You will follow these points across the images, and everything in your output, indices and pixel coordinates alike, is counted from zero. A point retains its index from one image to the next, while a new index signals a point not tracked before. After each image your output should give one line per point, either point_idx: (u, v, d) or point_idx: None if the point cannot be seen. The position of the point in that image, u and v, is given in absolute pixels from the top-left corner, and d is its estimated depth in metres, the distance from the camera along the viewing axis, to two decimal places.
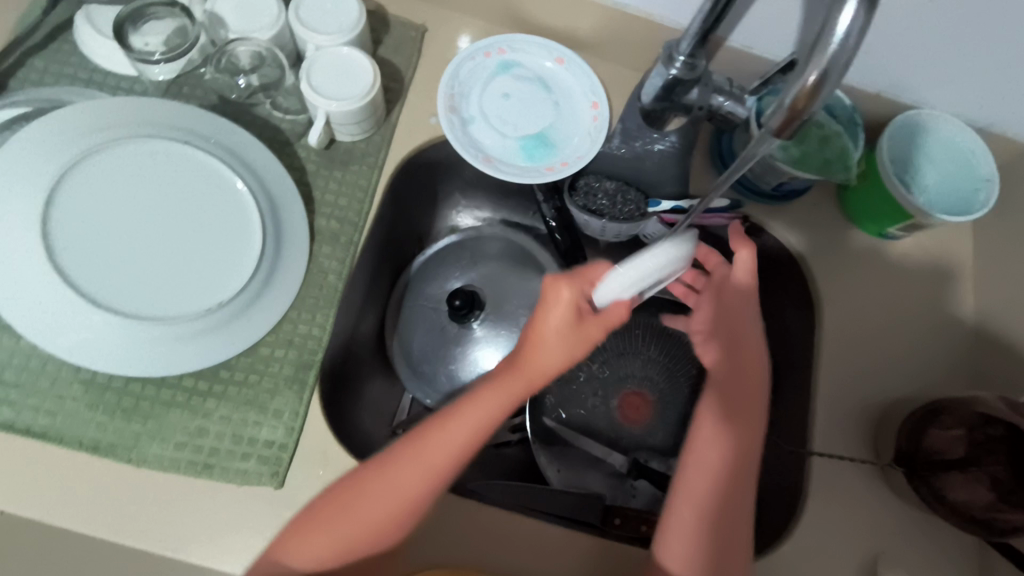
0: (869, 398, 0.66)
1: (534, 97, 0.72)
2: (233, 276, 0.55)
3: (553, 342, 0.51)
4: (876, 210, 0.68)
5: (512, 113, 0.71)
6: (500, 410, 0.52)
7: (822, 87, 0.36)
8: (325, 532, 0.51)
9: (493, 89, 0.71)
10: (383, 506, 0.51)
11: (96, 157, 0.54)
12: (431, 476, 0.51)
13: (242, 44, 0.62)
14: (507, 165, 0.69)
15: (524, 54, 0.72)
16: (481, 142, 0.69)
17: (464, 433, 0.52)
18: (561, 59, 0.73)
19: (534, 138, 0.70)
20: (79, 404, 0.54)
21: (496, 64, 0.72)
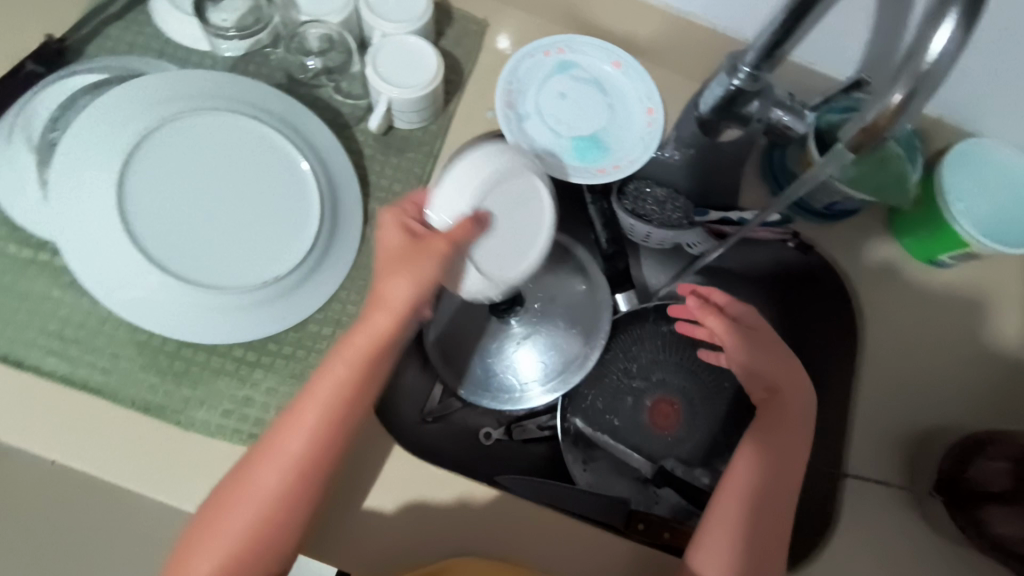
0: (908, 425, 0.65)
1: (590, 98, 0.72)
2: (290, 251, 0.56)
3: (383, 283, 0.49)
4: (929, 236, 0.67)
5: (567, 113, 0.71)
6: (355, 377, 0.50)
7: (905, 108, 0.37)
8: (207, 547, 0.48)
9: (550, 88, 0.71)
10: (251, 505, 0.49)
11: (168, 127, 0.55)
12: (300, 462, 0.49)
13: (314, 27, 0.64)
14: (560, 164, 0.69)
15: (582, 55, 0.72)
16: (535, 139, 0.69)
17: (318, 405, 0.50)
18: (619, 63, 0.73)
19: (587, 139, 0.70)
20: (134, 364, 0.55)
21: (555, 63, 0.72)
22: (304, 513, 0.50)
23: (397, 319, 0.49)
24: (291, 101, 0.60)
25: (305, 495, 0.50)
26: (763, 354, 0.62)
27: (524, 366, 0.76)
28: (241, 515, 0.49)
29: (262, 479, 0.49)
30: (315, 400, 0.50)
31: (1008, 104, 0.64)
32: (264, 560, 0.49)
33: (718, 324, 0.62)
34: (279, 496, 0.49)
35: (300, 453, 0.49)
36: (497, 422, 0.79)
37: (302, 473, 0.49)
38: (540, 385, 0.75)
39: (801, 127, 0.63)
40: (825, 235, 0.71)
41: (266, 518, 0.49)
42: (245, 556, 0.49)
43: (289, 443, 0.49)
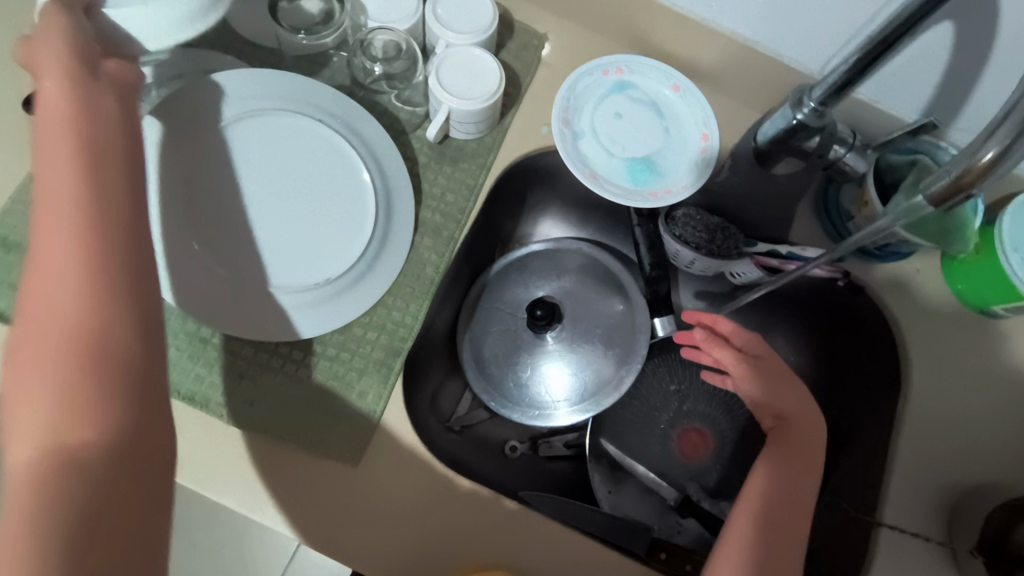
0: (950, 477, 0.63)
1: (645, 121, 0.71)
2: (342, 254, 0.57)
3: (43, 88, 0.43)
4: (984, 287, 0.65)
5: (622, 134, 0.71)
6: (81, 140, 0.43)
7: (999, 165, 0.36)
8: (29, 413, 0.36)
9: (606, 108, 0.71)
10: (39, 340, 0.38)
11: (236, 125, 0.57)
12: (87, 271, 0.39)
13: (381, 33, 0.64)
14: (611, 185, 0.69)
15: (641, 77, 0.72)
16: (588, 157, 0.69)
17: (60, 182, 0.41)
18: (678, 87, 0.72)
19: (639, 161, 0.70)
20: (182, 353, 0.56)
21: (613, 83, 0.71)
22: (126, 327, 0.40)
23: (76, 86, 0.44)
24: (355, 107, 0.61)
25: (118, 308, 0.40)
26: (771, 380, 0.62)
27: (556, 382, 0.76)
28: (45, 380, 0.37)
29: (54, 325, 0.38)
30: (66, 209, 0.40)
31: None
32: (116, 366, 0.39)
33: (725, 353, 0.62)
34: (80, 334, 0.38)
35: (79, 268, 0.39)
36: (523, 434, 0.79)
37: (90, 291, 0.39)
38: (569, 406, 0.74)
39: (863, 166, 0.64)
40: (880, 277, 0.70)
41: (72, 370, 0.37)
42: (75, 413, 0.37)
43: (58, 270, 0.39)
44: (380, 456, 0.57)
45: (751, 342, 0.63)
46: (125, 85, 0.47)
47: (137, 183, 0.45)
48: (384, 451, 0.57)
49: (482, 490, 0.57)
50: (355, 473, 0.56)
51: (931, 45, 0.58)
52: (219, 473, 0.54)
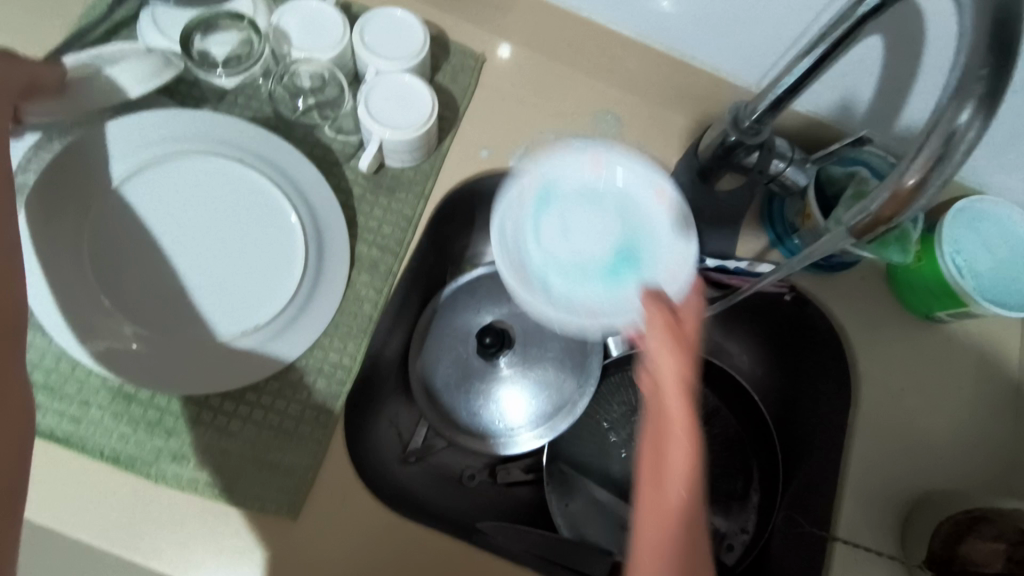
0: (903, 485, 0.63)
1: (594, 215, 0.62)
2: (272, 299, 0.55)
3: None
4: (927, 293, 0.66)
5: (580, 301, 0.59)
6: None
7: (920, 193, 0.35)
8: None
9: (547, 231, 0.62)
10: None
11: (147, 171, 0.56)
12: None
13: (306, 63, 0.62)
14: (614, 308, 0.59)
15: (559, 177, 0.63)
16: (567, 296, 0.60)
17: None
18: (599, 157, 0.63)
19: (614, 265, 0.60)
20: (104, 413, 0.54)
21: (538, 198, 0.62)
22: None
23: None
24: (278, 141, 0.58)
25: None
26: (688, 349, 0.41)
27: (511, 406, 0.74)
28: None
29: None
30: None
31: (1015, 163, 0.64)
32: None
33: (660, 317, 0.43)
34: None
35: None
36: (482, 462, 0.77)
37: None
38: (530, 430, 0.73)
39: (802, 180, 0.63)
40: (826, 287, 0.70)
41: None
42: None
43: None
44: (322, 504, 0.55)
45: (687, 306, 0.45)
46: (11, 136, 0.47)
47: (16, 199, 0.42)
48: (323, 500, 0.55)
49: (430, 532, 0.56)
50: (294, 527, 0.54)
51: (864, 58, 0.58)
52: (148, 538, 0.52)
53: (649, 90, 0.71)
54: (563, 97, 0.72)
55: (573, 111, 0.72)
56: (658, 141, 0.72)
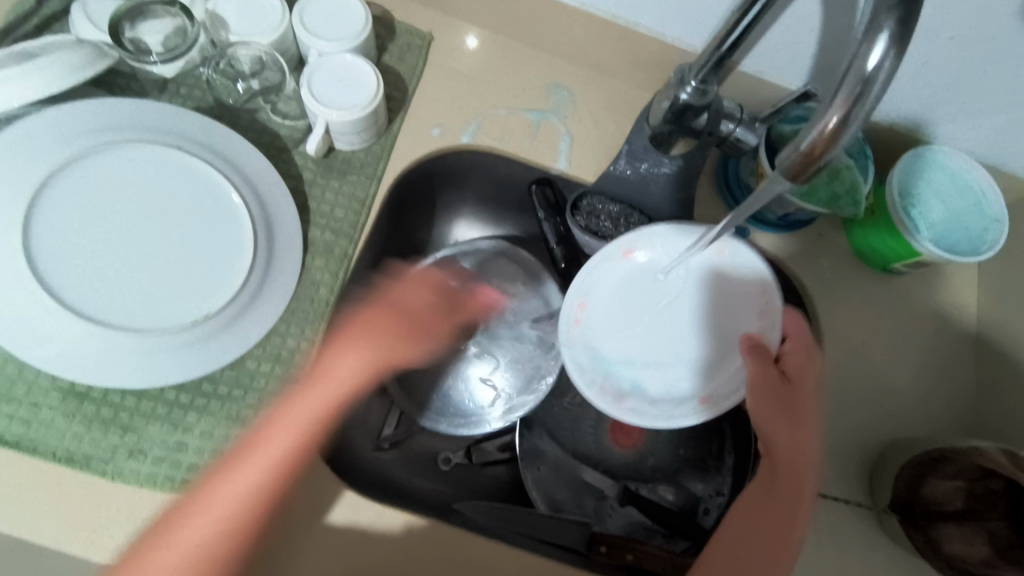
0: (867, 436, 0.64)
1: (646, 298, 0.64)
2: (221, 288, 0.54)
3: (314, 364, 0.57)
4: (881, 244, 0.66)
5: (666, 386, 0.62)
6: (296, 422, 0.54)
7: (843, 132, 0.35)
8: (165, 550, 0.49)
9: (616, 333, 0.63)
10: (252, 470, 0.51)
11: (80, 164, 0.53)
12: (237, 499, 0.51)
13: (243, 48, 0.61)
14: (716, 383, 0.61)
15: (602, 288, 0.64)
16: (683, 389, 0.62)
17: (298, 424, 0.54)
18: (629, 248, 0.63)
19: (684, 346, 0.63)
20: (55, 413, 0.52)
21: (590, 308, 0.64)
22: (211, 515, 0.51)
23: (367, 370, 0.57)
24: (221, 129, 0.57)
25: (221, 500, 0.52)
26: (789, 405, 0.57)
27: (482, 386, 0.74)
28: (276, 484, 0.52)
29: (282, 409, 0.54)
30: (329, 363, 0.58)
31: (958, 111, 0.64)
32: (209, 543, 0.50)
33: (756, 372, 0.57)
34: (280, 470, 0.52)
35: (293, 421, 0.54)
36: (456, 445, 0.76)
37: (301, 442, 0.54)
38: (501, 409, 0.73)
39: (751, 139, 0.62)
40: (784, 246, 0.70)
41: (265, 495, 0.52)
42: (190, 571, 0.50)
43: (302, 407, 0.55)
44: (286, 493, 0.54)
45: (794, 356, 0.59)
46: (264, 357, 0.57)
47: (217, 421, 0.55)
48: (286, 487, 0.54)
49: None
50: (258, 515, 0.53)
51: (801, 14, 0.58)
52: (107, 537, 0.51)
53: (598, 61, 0.71)
54: (513, 72, 0.71)
55: (524, 86, 0.71)
56: (610, 111, 0.71)
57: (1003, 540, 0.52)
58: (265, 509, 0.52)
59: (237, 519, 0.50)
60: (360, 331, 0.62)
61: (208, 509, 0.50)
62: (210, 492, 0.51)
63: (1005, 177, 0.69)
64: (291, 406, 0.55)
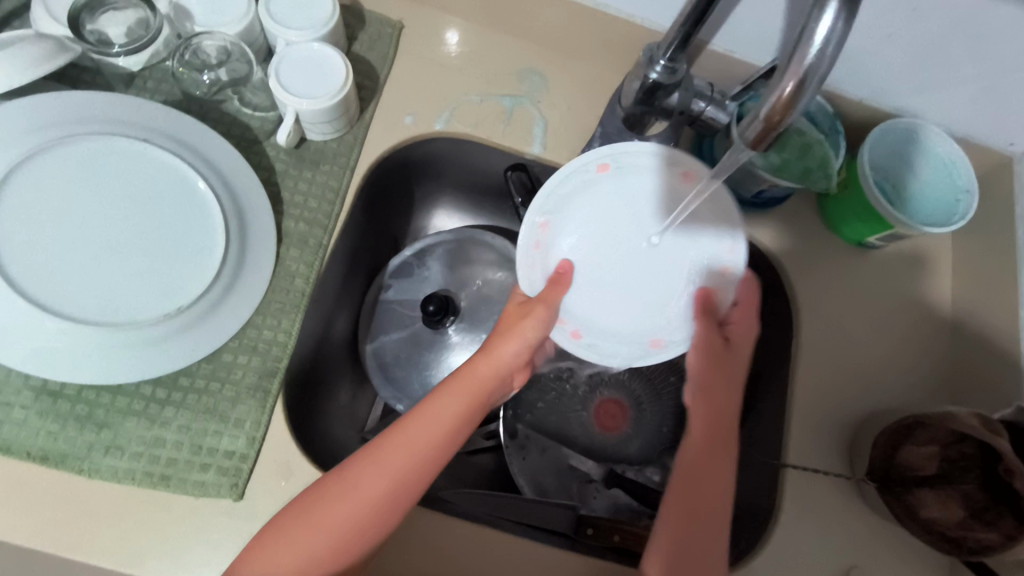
0: (846, 408, 0.65)
1: (612, 223, 0.58)
2: (194, 280, 0.53)
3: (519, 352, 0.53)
4: (856, 218, 0.67)
5: (621, 321, 0.57)
6: (460, 415, 0.51)
7: (799, 98, 0.35)
8: (291, 544, 0.48)
9: (580, 257, 0.58)
10: (357, 490, 0.48)
11: (44, 157, 0.52)
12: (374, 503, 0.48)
13: (209, 38, 0.61)
14: (673, 322, 0.56)
15: (569, 206, 0.58)
16: (644, 326, 0.57)
17: (430, 430, 0.50)
18: (606, 165, 0.57)
19: (645, 282, 0.58)
20: (28, 412, 0.52)
21: (556, 229, 0.58)
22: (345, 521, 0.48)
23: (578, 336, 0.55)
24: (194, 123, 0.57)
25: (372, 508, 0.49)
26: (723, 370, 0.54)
27: None
28: (413, 493, 0.49)
29: (411, 416, 0.51)
30: (497, 350, 0.53)
31: (925, 83, 0.65)
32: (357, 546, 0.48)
33: (702, 334, 0.54)
34: (404, 484, 0.49)
35: (438, 430, 0.50)
36: None
37: (443, 445, 0.50)
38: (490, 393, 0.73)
39: (724, 118, 0.63)
40: (760, 224, 0.70)
41: (388, 511, 0.49)
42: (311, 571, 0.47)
43: (431, 413, 0.51)
44: (266, 485, 0.54)
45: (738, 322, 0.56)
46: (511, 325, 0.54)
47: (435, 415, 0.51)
48: (266, 479, 0.54)
49: None
50: (238, 507, 0.53)
51: None
52: (86, 534, 0.50)
53: (570, 45, 0.71)
54: (485, 58, 0.71)
55: (497, 72, 0.71)
56: (583, 95, 0.71)
57: (977, 503, 0.52)
58: (394, 512, 0.49)
59: (344, 529, 0.48)
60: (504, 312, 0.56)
61: (309, 520, 0.48)
62: (310, 503, 0.49)
63: (976, 149, 0.70)
64: (419, 416, 0.51)
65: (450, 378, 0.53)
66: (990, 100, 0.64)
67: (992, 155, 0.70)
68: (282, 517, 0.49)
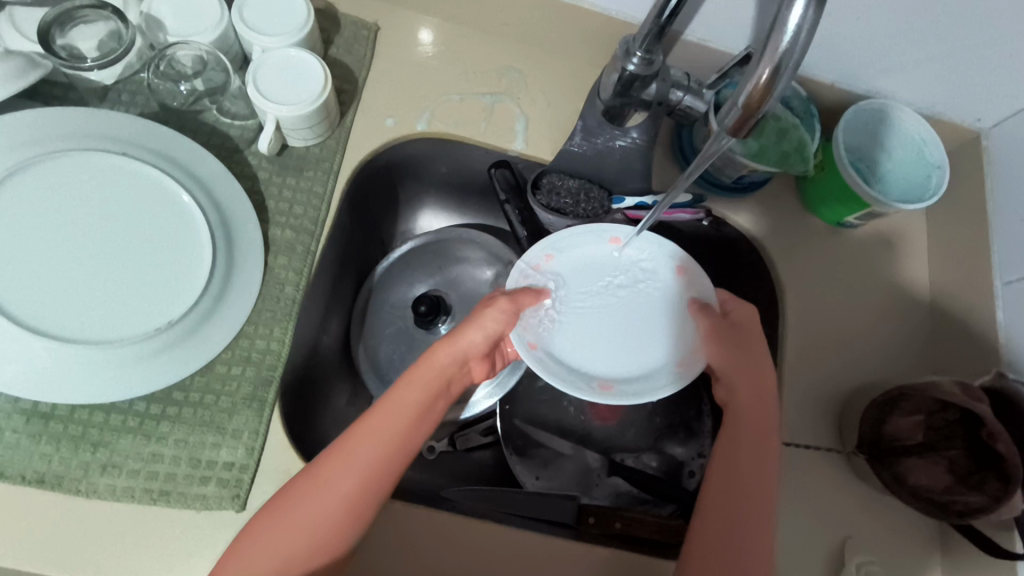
0: (835, 384, 0.66)
1: (608, 286, 0.62)
2: (183, 293, 0.53)
3: (473, 336, 0.56)
4: (834, 199, 0.68)
5: (582, 359, 0.59)
6: (420, 409, 0.53)
7: (775, 84, 0.36)
8: (265, 548, 0.47)
9: (563, 303, 0.61)
10: (330, 492, 0.49)
11: (21, 176, 0.52)
12: (350, 499, 0.49)
13: (183, 48, 0.60)
14: (628, 381, 0.58)
15: (573, 252, 0.63)
16: (591, 371, 0.58)
17: (396, 422, 0.52)
18: (617, 238, 0.63)
19: (614, 346, 0.60)
20: (20, 435, 0.51)
21: (551, 274, 0.61)
22: (317, 515, 0.48)
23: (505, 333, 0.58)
24: (175, 135, 0.57)
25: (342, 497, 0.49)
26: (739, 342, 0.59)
27: None
28: (386, 486, 0.50)
29: (374, 413, 0.52)
30: (460, 336, 0.56)
31: (894, 63, 0.66)
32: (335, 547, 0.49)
33: (506, 325, 0.57)
34: (376, 480, 0.50)
35: (403, 419, 0.52)
36: (440, 433, 0.76)
37: (407, 433, 0.52)
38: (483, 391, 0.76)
39: (702, 106, 0.63)
40: (742, 209, 0.71)
41: (359, 507, 0.49)
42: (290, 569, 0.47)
43: (394, 404, 0.53)
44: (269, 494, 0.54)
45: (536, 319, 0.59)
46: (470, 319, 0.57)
47: (394, 407, 0.53)
48: (268, 488, 0.54)
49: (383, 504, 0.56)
50: (241, 518, 0.52)
51: None
52: (85, 555, 0.50)
53: (548, 41, 0.71)
54: (463, 57, 0.71)
55: (475, 71, 0.71)
56: (562, 90, 0.72)
57: (962, 468, 0.55)
58: (372, 505, 0.50)
59: (323, 528, 0.48)
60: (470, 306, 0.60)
61: (286, 520, 0.48)
62: (286, 503, 0.49)
63: (945, 125, 0.72)
64: (382, 411, 0.52)
65: (411, 370, 0.55)
66: (955, 77, 0.66)
67: (961, 130, 0.72)
68: (257, 518, 0.49)
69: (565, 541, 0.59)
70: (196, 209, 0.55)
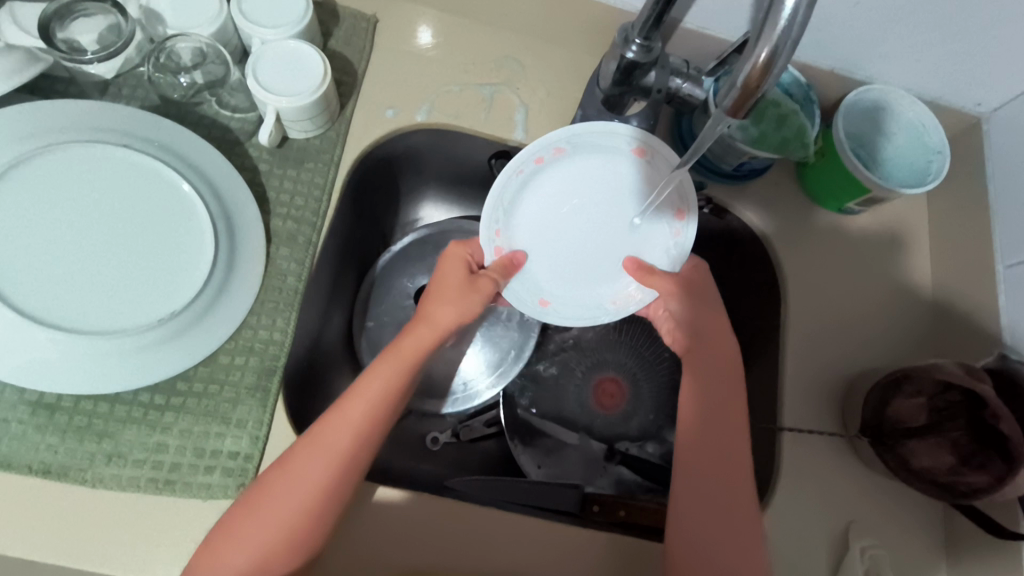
0: (837, 369, 0.66)
1: (587, 204, 0.59)
2: (185, 283, 0.53)
3: (450, 318, 0.56)
4: (835, 186, 0.68)
5: (540, 261, 0.59)
6: (391, 396, 0.54)
7: (773, 64, 0.36)
8: (240, 544, 0.47)
9: (551, 199, 0.59)
10: (299, 482, 0.49)
11: (23, 168, 0.52)
12: (320, 486, 0.49)
13: (183, 41, 0.61)
14: (568, 299, 0.59)
15: (586, 156, 0.58)
16: (539, 277, 0.59)
17: (363, 410, 0.52)
18: (640, 151, 0.58)
19: (576, 256, 0.59)
20: (26, 426, 0.52)
21: (554, 166, 0.58)
22: (290, 505, 0.49)
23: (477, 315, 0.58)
24: (176, 127, 0.57)
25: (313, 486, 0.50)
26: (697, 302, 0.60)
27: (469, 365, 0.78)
28: (356, 472, 0.51)
29: (344, 400, 0.52)
30: (438, 317, 0.56)
31: (892, 48, 0.66)
32: (307, 538, 0.49)
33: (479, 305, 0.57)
34: (345, 466, 0.50)
35: (372, 408, 0.52)
36: (443, 425, 0.76)
37: (380, 417, 0.53)
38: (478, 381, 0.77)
39: (701, 94, 0.63)
40: (742, 196, 0.71)
41: (331, 492, 0.50)
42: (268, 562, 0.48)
43: (370, 388, 0.53)
44: None
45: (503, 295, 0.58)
46: (448, 300, 0.56)
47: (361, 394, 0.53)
48: None
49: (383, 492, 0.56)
50: None
51: None
52: (91, 545, 0.50)
53: (546, 32, 0.71)
54: (462, 49, 0.71)
55: (474, 62, 0.71)
56: (562, 80, 0.72)
57: (965, 449, 0.55)
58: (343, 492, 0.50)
59: (294, 520, 0.48)
60: (443, 277, 0.58)
61: (259, 512, 0.48)
62: (259, 496, 0.49)
63: (945, 111, 0.72)
64: (354, 396, 0.52)
65: (380, 356, 0.55)
66: (955, 62, 0.66)
67: (960, 115, 0.72)
68: (232, 512, 0.49)
69: (569, 527, 0.59)
70: (197, 199, 0.55)
